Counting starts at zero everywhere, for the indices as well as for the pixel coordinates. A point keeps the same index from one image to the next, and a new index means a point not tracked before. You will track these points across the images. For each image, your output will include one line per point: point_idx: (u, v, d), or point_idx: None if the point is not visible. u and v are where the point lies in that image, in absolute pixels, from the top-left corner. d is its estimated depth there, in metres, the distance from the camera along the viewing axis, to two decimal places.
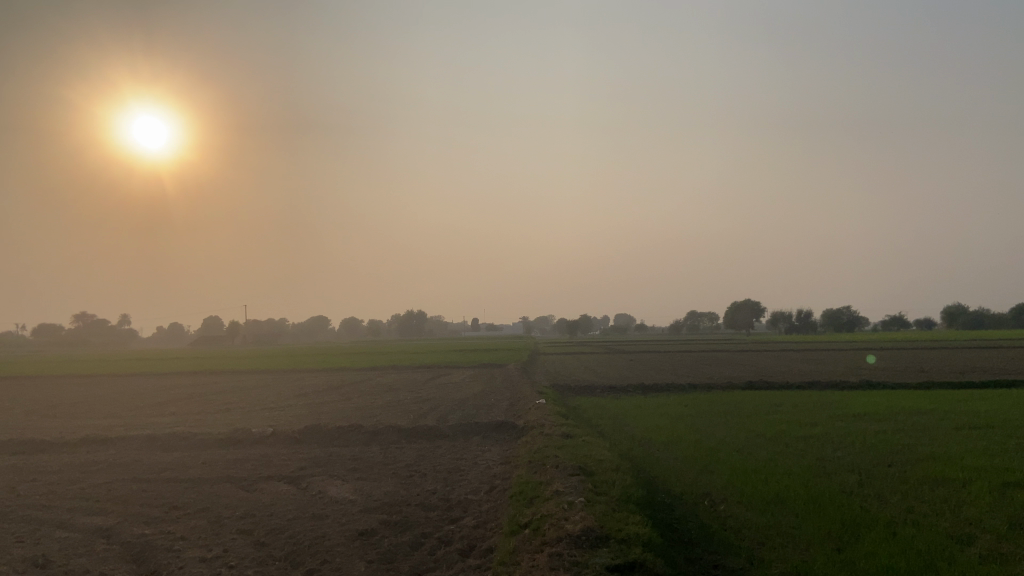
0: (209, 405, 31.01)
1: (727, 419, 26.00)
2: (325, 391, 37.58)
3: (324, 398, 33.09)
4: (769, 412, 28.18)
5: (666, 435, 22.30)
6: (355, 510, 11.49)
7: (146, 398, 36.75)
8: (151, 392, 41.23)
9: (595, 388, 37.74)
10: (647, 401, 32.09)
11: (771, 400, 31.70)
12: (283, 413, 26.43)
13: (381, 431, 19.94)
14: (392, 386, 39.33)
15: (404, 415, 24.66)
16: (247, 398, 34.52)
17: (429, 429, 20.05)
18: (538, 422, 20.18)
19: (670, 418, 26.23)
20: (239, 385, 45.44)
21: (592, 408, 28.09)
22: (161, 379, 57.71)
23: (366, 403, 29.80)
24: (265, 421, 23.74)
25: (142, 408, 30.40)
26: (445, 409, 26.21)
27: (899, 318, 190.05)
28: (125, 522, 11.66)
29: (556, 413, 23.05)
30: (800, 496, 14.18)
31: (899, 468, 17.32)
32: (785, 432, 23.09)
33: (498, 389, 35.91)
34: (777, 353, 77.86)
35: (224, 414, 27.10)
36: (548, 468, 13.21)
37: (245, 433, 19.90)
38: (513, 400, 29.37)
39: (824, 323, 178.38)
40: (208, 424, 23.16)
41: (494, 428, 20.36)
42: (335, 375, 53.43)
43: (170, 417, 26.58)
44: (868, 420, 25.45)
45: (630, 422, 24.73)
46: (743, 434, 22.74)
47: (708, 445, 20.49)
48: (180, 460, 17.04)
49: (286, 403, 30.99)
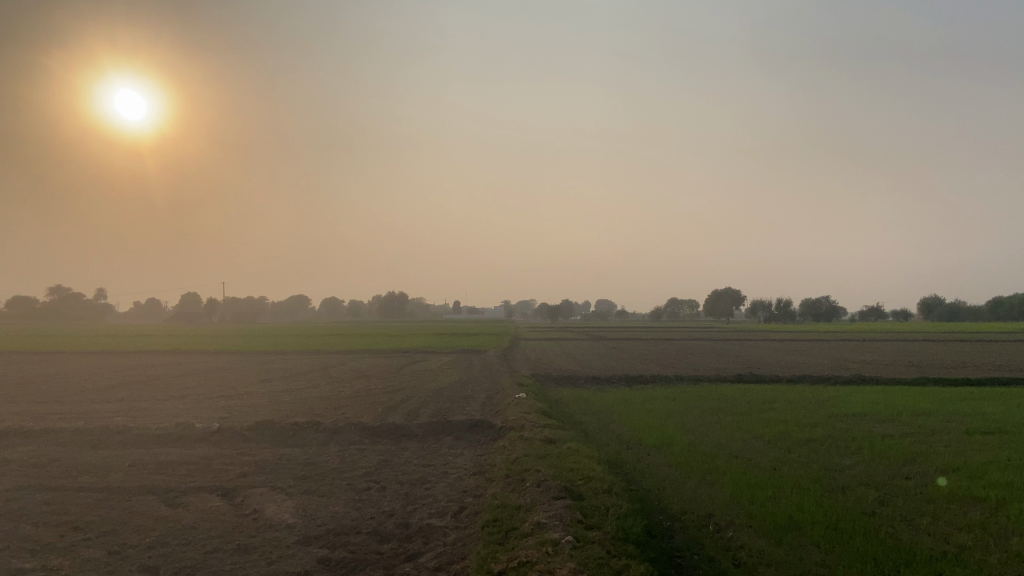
0: (164, 390, 28.74)
1: (720, 418, 24.18)
2: (293, 377, 35.43)
3: (289, 385, 30.90)
4: (764, 409, 26.38)
5: (657, 435, 20.41)
6: (291, 540, 9.40)
7: (100, 379, 34.32)
8: (109, 372, 38.86)
9: (578, 378, 35.80)
10: (633, 394, 30.18)
11: (764, 396, 29.93)
12: (240, 403, 24.27)
13: (342, 427, 17.84)
14: (364, 373, 37.23)
15: (371, 408, 22.60)
16: (208, 382, 32.31)
17: (395, 428, 17.97)
18: (517, 421, 18.21)
19: (660, 415, 24.31)
20: (205, 367, 43.16)
21: (575, 403, 26.12)
22: (126, 358, 55.19)
23: (332, 393, 27.62)
24: (217, 412, 21.54)
25: (89, 393, 27.97)
26: (417, 403, 24.11)
27: (879, 309, 190.47)
28: (7, 549, 9.52)
29: (537, 410, 21.03)
30: (818, 520, 12.28)
31: (918, 483, 15.56)
32: (784, 434, 21.35)
33: (476, 379, 33.88)
34: (761, 343, 76.55)
35: (175, 402, 24.76)
36: (529, 488, 11.16)
37: (188, 428, 17.71)
38: (490, 393, 27.39)
39: (804, 312, 178.19)
40: (153, 415, 20.94)
41: (468, 427, 18.30)
42: (308, 358, 51.19)
43: (114, 404, 24.21)
44: (870, 421, 23.80)
45: (617, 420, 22.77)
46: (738, 436, 20.95)
47: (705, 450, 18.58)
48: (104, 461, 14.84)
49: (248, 390, 28.76)
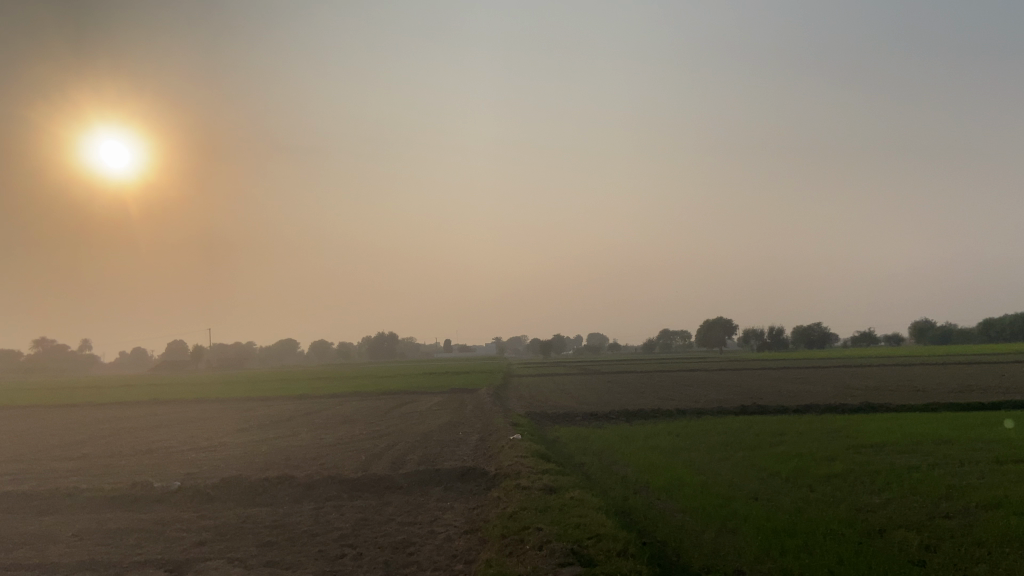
0: (135, 445, 26.82)
1: (729, 454, 22.56)
2: (274, 425, 33.54)
3: (269, 434, 29.00)
4: (774, 443, 24.77)
5: (666, 476, 18.76)
6: None
7: (68, 434, 32.22)
8: (81, 426, 36.81)
9: (576, 415, 34.06)
10: (634, 430, 28.47)
11: (772, 428, 28.34)
12: (211, 456, 22.38)
13: (317, 481, 16.09)
14: (350, 418, 35.42)
15: (353, 458, 20.78)
16: (183, 434, 30.41)
17: (377, 479, 16.24)
18: (513, 466, 16.57)
19: (665, 453, 22.64)
20: (183, 417, 41.15)
21: (574, 443, 24.44)
22: (104, 409, 52.94)
23: (312, 442, 25.75)
24: (183, 468, 19.67)
25: (50, 450, 25.94)
26: (402, 449, 22.32)
27: (871, 334, 189.38)
28: None
29: (535, 453, 19.36)
30: (862, 573, 10.67)
31: (960, 522, 14.01)
32: (801, 471, 19.75)
33: (467, 420, 32.09)
34: (757, 372, 74.85)
35: (140, 457, 22.83)
36: (529, 553, 9.54)
37: (147, 487, 15.91)
38: (483, 434, 25.65)
39: (797, 339, 177.19)
40: (114, 473, 19.06)
41: (458, 475, 16.58)
42: (292, 403, 49.24)
43: (74, 462, 22.26)
44: (890, 453, 22.24)
45: (621, 460, 21.06)
46: (752, 474, 19.36)
47: (720, 491, 16.94)
48: (44, 529, 12.98)
49: (223, 441, 26.89)
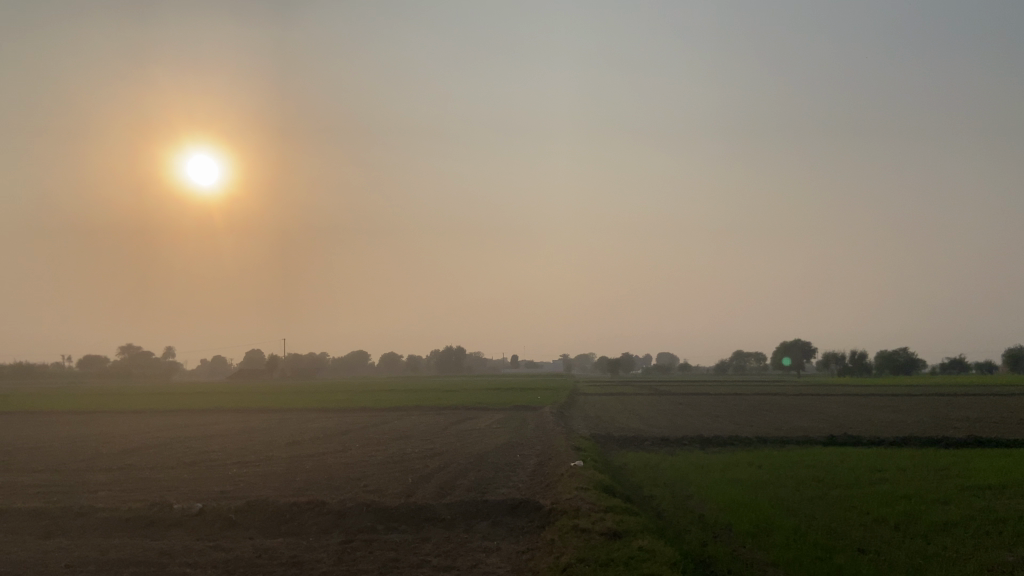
0: (181, 456, 25.85)
1: (822, 493, 19.75)
2: (327, 438, 32.29)
3: (319, 449, 27.68)
4: (874, 481, 21.73)
5: (750, 517, 16.24)
6: None
7: (123, 442, 31.66)
8: (140, 433, 36.52)
9: (645, 440, 31.48)
10: (709, 460, 25.77)
11: (868, 463, 25.18)
12: (251, 472, 21.01)
13: (350, 508, 14.21)
14: (406, 434, 33.88)
15: (398, 482, 18.98)
16: (235, 446, 29.48)
17: (418, 509, 14.30)
18: (571, 500, 14.41)
19: (747, 489, 19.98)
20: (241, 427, 40.58)
21: (643, 472, 22.01)
22: (171, 416, 53.19)
23: (360, 460, 24.15)
24: (216, 486, 18.34)
25: (96, 459, 25.17)
26: (453, 473, 20.40)
27: (960, 361, 178.12)
28: None
29: (599, 483, 17.10)
30: None
31: None
32: (912, 516, 16.89)
33: (526, 440, 30.01)
34: (841, 399, 69.87)
35: (178, 471, 21.66)
36: None
37: (168, 508, 14.48)
38: (542, 458, 23.55)
39: (880, 364, 167.99)
40: (143, 489, 17.81)
41: (509, 509, 14.47)
42: (352, 416, 48.17)
43: (112, 474, 21.27)
44: (1015, 497, 19.02)
45: (696, 496, 18.60)
46: (850, 519, 16.65)
47: (818, 540, 14.35)
48: (38, 556, 11.61)
49: (270, 456, 25.62)
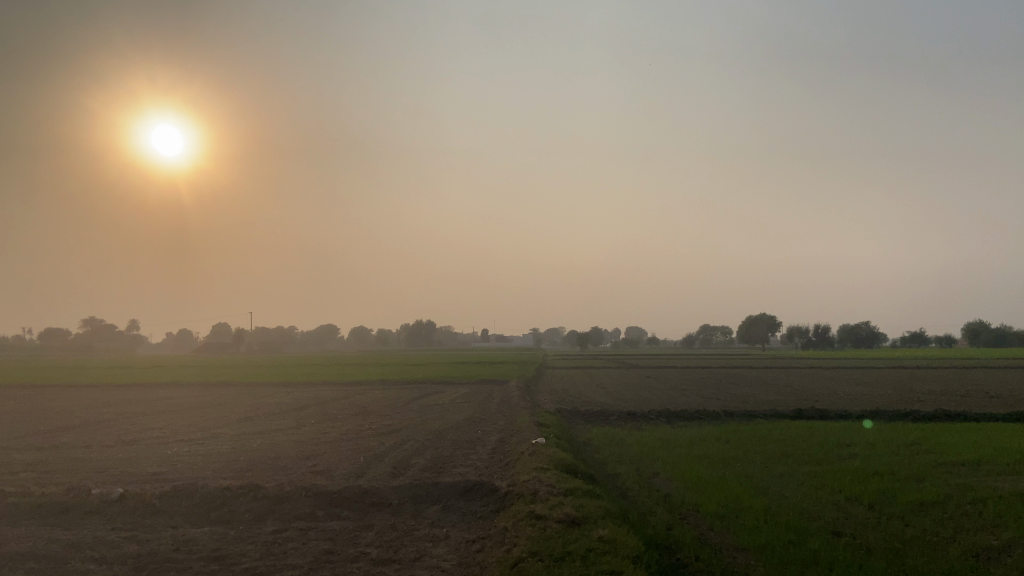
0: (121, 434, 24.30)
1: (792, 470, 19.04)
2: (281, 414, 30.98)
3: (271, 426, 26.36)
4: (844, 456, 21.10)
5: (718, 497, 15.39)
6: None
7: (66, 418, 30.05)
8: (85, 408, 34.71)
9: (612, 414, 30.67)
10: (676, 435, 24.97)
11: (839, 438, 24.58)
12: (192, 451, 19.69)
13: (288, 492, 13.01)
14: (365, 409, 32.73)
15: (349, 461, 17.79)
16: (182, 422, 27.95)
17: (363, 492, 13.15)
18: (528, 482, 13.37)
19: (714, 465, 19.17)
20: (194, 402, 38.91)
21: (608, 449, 21.14)
22: (124, 390, 51.10)
23: (312, 437, 22.92)
24: (149, 466, 17.01)
25: (29, 437, 23.59)
26: (408, 451, 19.29)
27: (920, 335, 181.38)
28: None
29: (560, 462, 16.11)
30: None
31: None
32: (885, 495, 16.20)
33: (489, 416, 29.00)
34: (807, 372, 70.07)
35: (113, 450, 20.21)
36: None
37: (87, 493, 13.14)
38: (504, 435, 22.55)
39: (843, 339, 170.27)
40: (67, 471, 16.34)
41: (462, 492, 13.38)
42: (313, 390, 46.73)
43: (40, 453, 19.78)
44: (989, 474, 18.46)
45: (662, 473, 17.77)
46: (822, 498, 15.91)
47: (790, 522, 13.53)
48: None
49: (217, 433, 24.22)
